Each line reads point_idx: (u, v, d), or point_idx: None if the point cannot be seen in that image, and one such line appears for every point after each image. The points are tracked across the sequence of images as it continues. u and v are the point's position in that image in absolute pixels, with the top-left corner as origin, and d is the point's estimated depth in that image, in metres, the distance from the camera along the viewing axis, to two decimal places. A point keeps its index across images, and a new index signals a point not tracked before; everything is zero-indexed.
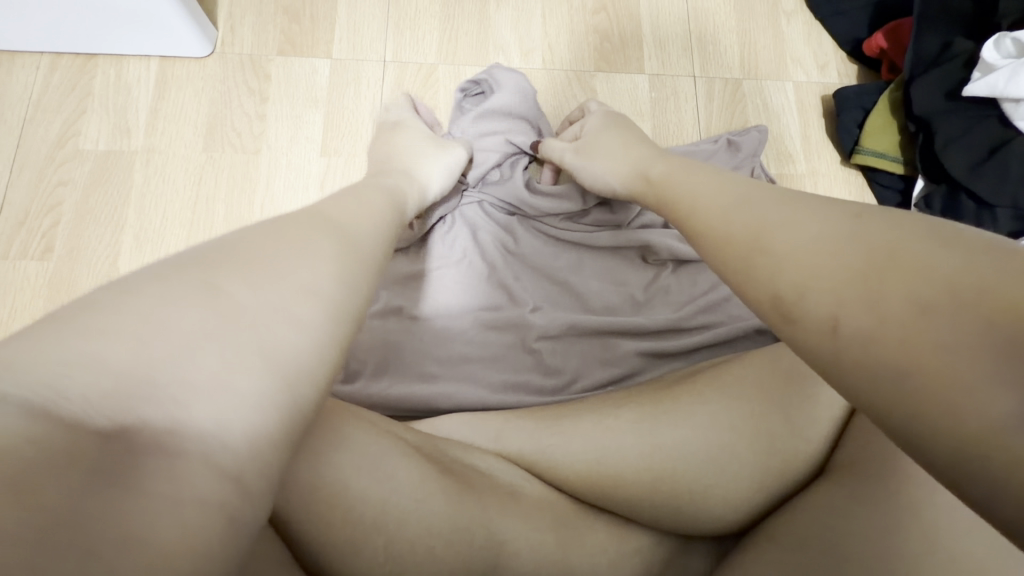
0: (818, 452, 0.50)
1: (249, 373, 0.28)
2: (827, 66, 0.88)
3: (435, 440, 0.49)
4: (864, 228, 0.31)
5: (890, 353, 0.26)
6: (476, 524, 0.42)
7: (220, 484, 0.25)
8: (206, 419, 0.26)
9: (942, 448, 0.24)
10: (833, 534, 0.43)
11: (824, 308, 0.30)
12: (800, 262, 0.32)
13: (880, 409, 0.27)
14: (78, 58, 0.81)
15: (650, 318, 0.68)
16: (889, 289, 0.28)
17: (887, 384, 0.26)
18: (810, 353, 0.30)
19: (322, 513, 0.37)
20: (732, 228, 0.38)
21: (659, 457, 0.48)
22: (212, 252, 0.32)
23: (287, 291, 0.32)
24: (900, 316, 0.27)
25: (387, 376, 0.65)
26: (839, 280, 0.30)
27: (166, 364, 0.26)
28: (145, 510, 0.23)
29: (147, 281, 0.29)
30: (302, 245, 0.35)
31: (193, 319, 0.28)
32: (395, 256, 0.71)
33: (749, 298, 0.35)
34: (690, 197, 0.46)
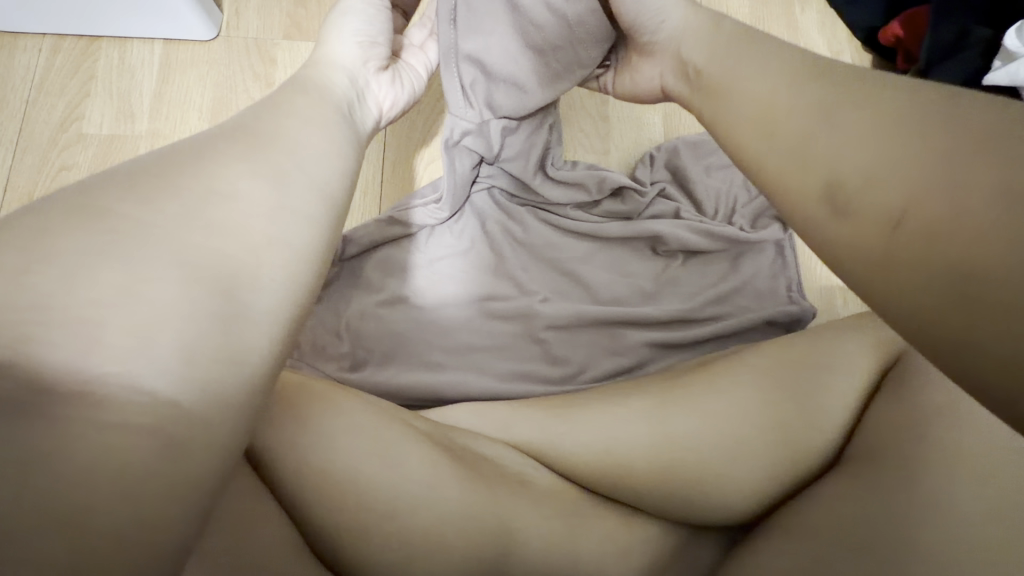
0: (832, 443, 0.49)
1: (162, 284, 0.29)
2: (841, 55, 0.87)
3: (446, 429, 0.48)
4: (933, 117, 0.29)
5: (952, 247, 0.26)
6: (487, 511, 0.42)
7: (152, 403, 0.26)
8: (120, 332, 0.27)
9: (998, 353, 0.24)
10: (847, 524, 0.43)
11: (889, 200, 0.29)
12: (858, 153, 0.31)
13: (931, 307, 0.27)
14: (81, 40, 0.79)
15: (660, 308, 0.68)
16: (965, 182, 0.26)
17: (944, 283, 0.26)
18: (855, 252, 0.30)
19: (330, 497, 0.37)
20: (783, 113, 0.37)
21: (669, 446, 0.48)
22: (112, 178, 0.32)
23: (198, 202, 0.32)
24: (971, 211, 0.26)
25: (394, 364, 0.65)
26: (907, 173, 0.29)
27: (69, 293, 0.27)
28: (65, 434, 0.24)
29: (54, 219, 0.29)
30: (206, 153, 0.35)
31: (88, 246, 0.28)
32: (400, 241, 0.71)
33: (789, 203, 0.35)
34: (745, 76, 0.43)
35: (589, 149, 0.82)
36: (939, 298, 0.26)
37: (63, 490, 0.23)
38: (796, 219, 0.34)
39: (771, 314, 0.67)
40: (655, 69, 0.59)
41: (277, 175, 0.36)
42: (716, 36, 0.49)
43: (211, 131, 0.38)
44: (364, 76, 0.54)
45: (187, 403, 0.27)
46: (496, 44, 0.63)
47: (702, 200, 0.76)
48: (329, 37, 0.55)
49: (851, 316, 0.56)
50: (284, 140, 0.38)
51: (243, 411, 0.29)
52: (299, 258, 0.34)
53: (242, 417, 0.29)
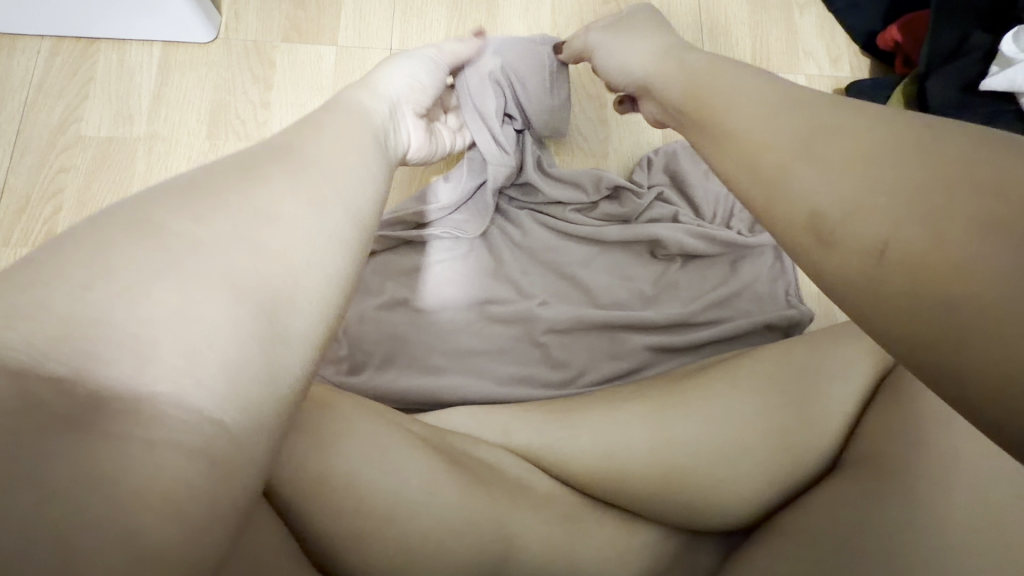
0: (831, 448, 0.49)
1: (212, 303, 0.28)
2: (840, 59, 0.87)
3: (445, 433, 0.48)
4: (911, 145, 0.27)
5: (940, 276, 0.24)
6: (486, 517, 0.42)
7: (203, 425, 0.26)
8: (172, 354, 0.26)
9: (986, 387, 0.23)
10: (847, 531, 0.43)
11: (873, 228, 0.27)
12: (840, 178, 0.29)
13: (920, 337, 0.25)
14: (80, 42, 0.79)
15: (660, 312, 0.68)
16: (952, 208, 0.25)
17: (931, 314, 0.25)
18: (842, 282, 0.28)
19: (328, 504, 0.37)
20: (755, 138, 0.34)
21: (671, 451, 0.48)
22: (160, 191, 0.31)
23: (250, 222, 0.31)
24: (958, 237, 0.24)
25: (393, 368, 0.65)
26: (890, 197, 0.27)
27: (122, 311, 0.26)
28: (121, 455, 0.24)
29: (98, 231, 0.28)
30: (250, 169, 0.34)
31: (139, 260, 0.28)
32: (400, 245, 0.71)
33: (773, 225, 0.32)
34: (720, 98, 0.39)
35: (589, 153, 0.82)
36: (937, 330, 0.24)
37: (114, 513, 0.23)
38: (780, 242, 0.31)
39: (770, 318, 0.67)
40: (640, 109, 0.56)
41: (319, 197, 0.35)
42: (685, 68, 0.47)
43: (251, 149, 0.37)
44: (402, 111, 0.55)
45: (232, 425, 0.27)
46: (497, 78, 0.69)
47: (700, 203, 0.76)
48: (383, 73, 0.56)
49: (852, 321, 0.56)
50: (298, 151, 0.37)
51: (275, 429, 0.29)
52: (334, 282, 0.33)
53: (275, 437, 0.29)
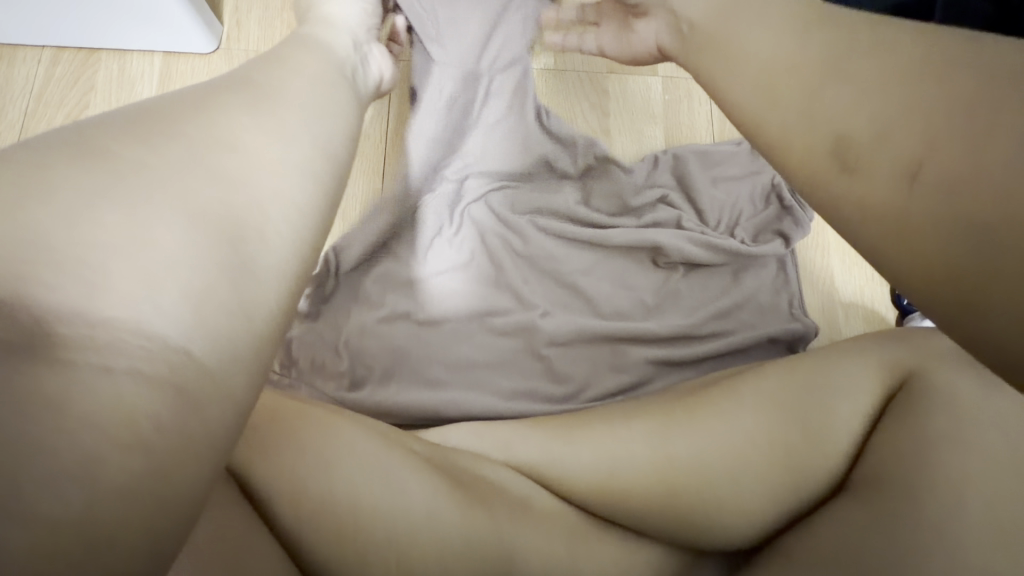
0: (837, 468, 0.48)
1: (168, 230, 0.29)
2: None
3: (445, 450, 0.48)
4: (944, 72, 0.29)
5: (961, 205, 0.27)
6: (488, 537, 0.42)
7: (164, 347, 0.27)
8: (129, 275, 0.27)
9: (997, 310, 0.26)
10: (854, 551, 0.42)
11: (901, 159, 0.30)
12: (872, 111, 0.31)
13: (938, 264, 0.28)
14: (81, 51, 0.79)
15: (660, 324, 0.67)
16: (978, 140, 0.27)
17: (950, 243, 0.28)
18: (860, 213, 0.31)
19: (328, 526, 0.36)
20: (781, 67, 0.36)
21: (674, 470, 0.47)
22: (114, 125, 0.32)
23: (204, 149, 0.32)
24: (981, 169, 0.27)
25: (394, 383, 0.64)
26: (919, 129, 0.29)
27: (73, 233, 0.27)
28: (77, 380, 0.24)
29: (45, 164, 0.28)
30: (206, 108, 0.35)
31: (92, 183, 0.28)
32: (400, 255, 0.70)
33: (791, 159, 0.34)
34: (743, 28, 0.40)
35: None
36: (945, 262, 0.28)
37: (75, 434, 0.24)
38: (800, 174, 0.34)
39: (773, 332, 0.67)
40: (649, 28, 0.53)
41: (282, 135, 0.36)
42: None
43: (207, 91, 0.37)
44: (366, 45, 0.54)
45: (198, 350, 0.27)
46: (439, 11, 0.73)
47: (705, 209, 0.75)
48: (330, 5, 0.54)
49: (861, 337, 0.55)
50: (261, 86, 0.38)
51: None
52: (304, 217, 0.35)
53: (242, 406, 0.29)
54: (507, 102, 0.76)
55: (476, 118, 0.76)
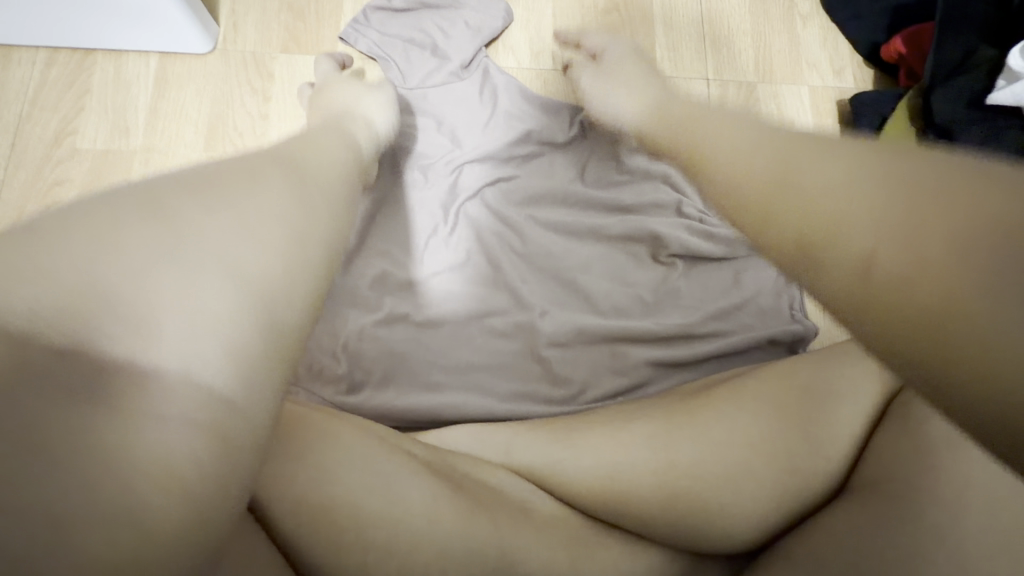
0: (838, 471, 0.48)
1: (212, 288, 0.31)
2: (843, 71, 0.86)
3: (446, 455, 0.47)
4: (913, 166, 0.27)
5: (939, 299, 0.23)
6: (489, 544, 0.41)
7: (208, 398, 0.29)
8: (181, 331, 0.29)
9: (990, 417, 0.22)
10: (853, 554, 0.42)
11: (871, 245, 0.26)
12: (838, 192, 0.28)
13: (925, 362, 0.23)
14: (75, 53, 0.78)
15: (659, 323, 0.67)
16: (956, 232, 0.24)
17: (932, 338, 0.23)
18: (835, 296, 0.27)
19: (328, 532, 0.36)
20: (751, 157, 0.35)
21: (674, 472, 0.47)
22: (169, 182, 0.34)
23: (245, 210, 0.34)
24: (958, 261, 0.23)
25: (393, 386, 0.64)
26: (888, 215, 0.26)
27: (129, 286, 0.29)
28: (134, 426, 0.27)
29: (104, 214, 0.31)
30: (257, 176, 0.37)
31: (147, 238, 0.30)
32: (399, 259, 0.70)
33: (762, 240, 0.32)
34: (716, 132, 0.42)
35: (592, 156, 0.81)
36: (934, 352, 0.23)
37: (133, 474, 0.26)
38: (773, 256, 0.31)
39: (774, 333, 0.67)
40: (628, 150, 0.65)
41: (313, 206, 0.39)
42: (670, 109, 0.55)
43: (260, 159, 0.40)
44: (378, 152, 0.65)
45: (237, 400, 0.30)
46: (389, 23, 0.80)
47: None
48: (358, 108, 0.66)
49: None
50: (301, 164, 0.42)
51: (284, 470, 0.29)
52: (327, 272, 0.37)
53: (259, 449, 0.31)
54: (507, 103, 0.77)
55: (476, 117, 0.76)
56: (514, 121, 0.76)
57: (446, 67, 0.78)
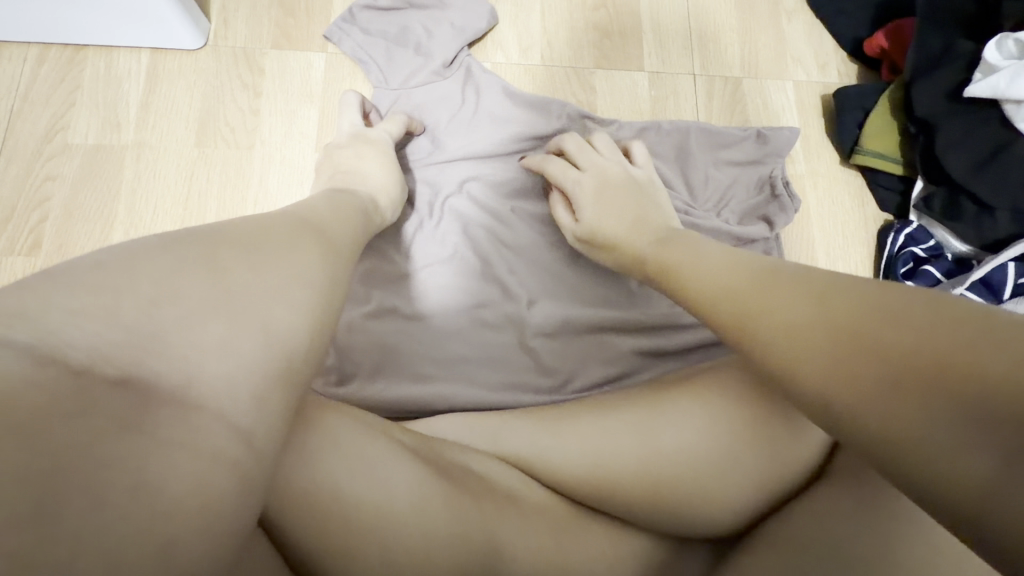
0: (816, 454, 0.49)
1: (250, 342, 0.31)
2: (827, 65, 0.87)
3: (433, 442, 0.48)
4: (828, 304, 0.36)
5: (876, 417, 0.31)
6: (474, 526, 0.42)
7: (236, 439, 0.29)
8: (220, 376, 0.30)
9: (943, 501, 0.28)
10: (831, 536, 0.43)
11: (818, 376, 0.34)
12: (786, 326, 0.37)
13: (884, 463, 0.31)
14: (67, 49, 0.79)
15: (643, 313, 0.68)
16: (867, 364, 0.32)
17: (882, 447, 0.31)
18: (811, 411, 0.35)
19: (315, 517, 0.37)
20: (721, 286, 0.45)
21: (656, 458, 0.48)
22: (214, 231, 0.35)
23: (286, 272, 0.35)
24: (876, 387, 0.31)
25: (382, 378, 0.65)
26: (821, 346, 0.34)
27: (174, 327, 0.29)
28: (167, 463, 0.27)
29: (148, 254, 0.31)
30: (299, 243, 0.38)
31: (197, 287, 0.31)
32: (388, 254, 0.70)
33: (748, 359, 0.40)
34: (689, 252, 0.52)
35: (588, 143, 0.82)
36: (887, 454, 0.30)
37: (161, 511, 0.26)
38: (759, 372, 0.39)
39: None
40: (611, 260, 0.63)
41: (334, 264, 0.40)
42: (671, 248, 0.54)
43: (298, 225, 0.42)
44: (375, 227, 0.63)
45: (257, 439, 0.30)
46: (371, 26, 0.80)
47: (696, 186, 0.77)
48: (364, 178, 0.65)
49: None
50: (329, 237, 0.44)
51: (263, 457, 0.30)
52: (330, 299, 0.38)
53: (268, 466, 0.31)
54: (488, 103, 0.77)
55: (458, 118, 0.77)
56: (501, 116, 0.77)
57: (429, 66, 0.78)
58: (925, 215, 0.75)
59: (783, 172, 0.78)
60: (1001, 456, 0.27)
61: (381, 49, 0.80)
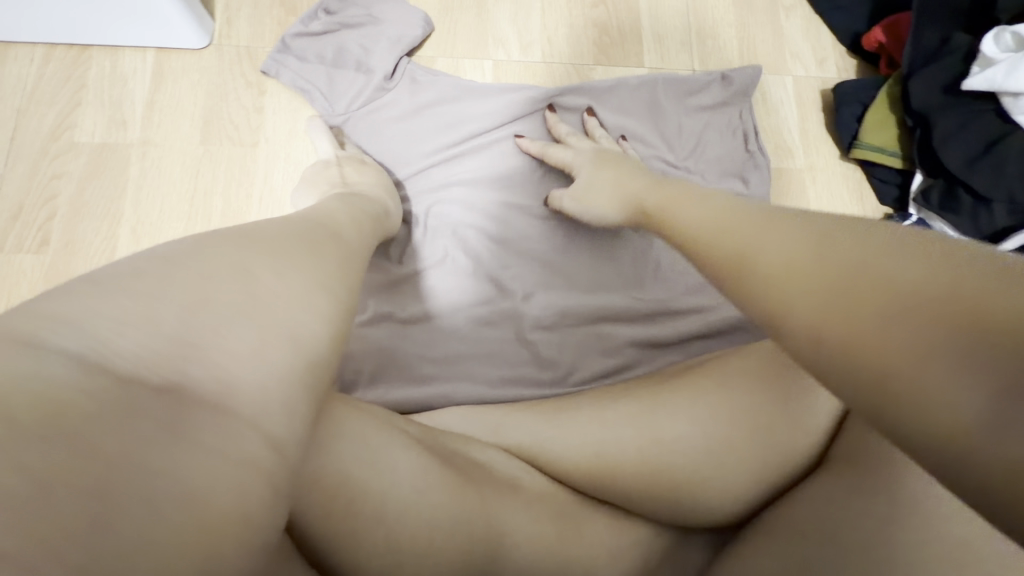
0: (815, 444, 0.50)
1: (290, 351, 0.31)
2: (826, 61, 0.88)
3: (436, 433, 0.48)
4: (827, 238, 0.32)
5: (868, 356, 0.26)
6: (479, 516, 0.42)
7: (272, 446, 0.28)
8: (262, 385, 0.29)
9: (936, 454, 0.23)
10: (833, 526, 0.43)
11: (808, 313, 0.29)
12: (779, 261, 0.33)
13: (872, 408, 0.26)
14: (73, 49, 0.80)
15: (636, 301, 0.70)
16: (865, 295, 0.28)
17: (873, 389, 0.26)
18: (798, 353, 0.30)
19: (324, 507, 0.37)
20: (712, 233, 0.41)
21: (659, 449, 0.48)
22: (251, 241, 0.35)
23: (316, 282, 0.35)
24: (871, 321, 0.27)
25: (384, 381, 0.65)
26: (813, 279, 0.30)
27: (219, 337, 0.29)
28: (213, 475, 0.25)
29: (193, 264, 0.31)
30: (315, 249, 0.39)
31: (239, 296, 0.31)
32: (390, 262, 0.71)
33: (737, 298, 0.35)
34: (683, 207, 0.49)
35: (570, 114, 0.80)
36: (878, 400, 0.25)
37: (204, 525, 0.24)
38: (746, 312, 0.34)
39: None
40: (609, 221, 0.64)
41: (338, 257, 0.41)
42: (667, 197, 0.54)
43: (310, 226, 0.43)
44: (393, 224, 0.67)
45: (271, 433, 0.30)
46: (301, 54, 0.80)
47: (670, 138, 0.79)
48: (372, 185, 0.68)
49: None
50: (334, 231, 0.45)
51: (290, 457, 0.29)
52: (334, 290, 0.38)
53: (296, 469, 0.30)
54: (462, 104, 0.77)
55: (435, 121, 0.77)
56: (488, 108, 0.77)
57: (371, 82, 0.79)
58: (925, 208, 0.76)
59: (753, 120, 0.81)
60: (1008, 400, 0.22)
61: (321, 74, 0.79)
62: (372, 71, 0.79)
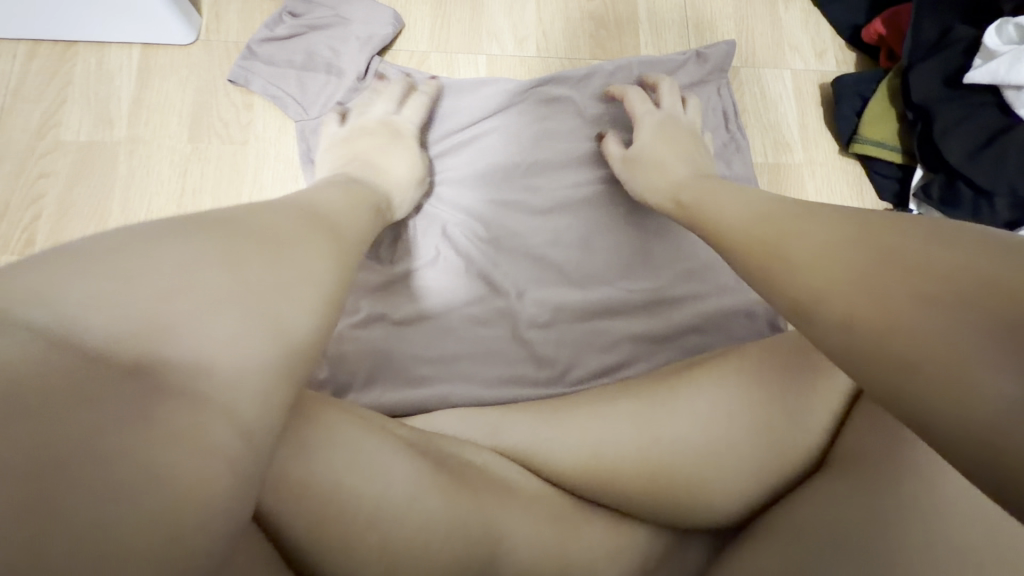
0: (816, 444, 0.49)
1: (263, 336, 0.32)
2: (825, 54, 0.86)
3: (431, 437, 0.48)
4: (861, 231, 0.35)
5: (902, 346, 0.30)
6: (475, 520, 0.42)
7: (239, 432, 0.29)
8: (231, 368, 0.30)
9: (961, 436, 0.27)
10: (833, 528, 0.43)
11: (841, 308, 0.33)
12: (811, 261, 0.36)
13: (898, 394, 0.30)
14: (57, 45, 0.78)
15: (631, 293, 0.69)
16: (897, 286, 0.31)
17: (905, 378, 0.29)
18: (835, 350, 0.33)
19: (313, 512, 0.37)
20: (749, 227, 0.44)
21: (656, 449, 0.48)
22: (232, 222, 0.36)
23: (294, 268, 0.35)
24: (904, 310, 0.30)
25: (379, 385, 0.64)
26: (849, 275, 0.33)
27: (189, 319, 0.30)
28: (172, 451, 0.27)
29: (168, 243, 0.32)
30: (304, 238, 0.39)
31: (213, 277, 0.32)
32: (382, 259, 0.70)
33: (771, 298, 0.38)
34: (722, 199, 0.52)
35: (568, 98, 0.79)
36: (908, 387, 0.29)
37: (160, 501, 0.26)
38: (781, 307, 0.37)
39: (748, 298, 0.69)
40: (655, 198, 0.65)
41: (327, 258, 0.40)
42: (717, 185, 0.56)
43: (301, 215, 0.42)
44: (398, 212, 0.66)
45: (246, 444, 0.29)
46: (271, 58, 0.78)
47: None
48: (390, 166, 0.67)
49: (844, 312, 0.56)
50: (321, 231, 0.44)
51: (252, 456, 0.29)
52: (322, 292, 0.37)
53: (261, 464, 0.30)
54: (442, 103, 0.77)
55: None
56: (471, 103, 0.76)
57: (344, 83, 0.77)
58: (925, 203, 0.75)
59: (730, 99, 0.81)
60: None
61: (292, 78, 0.77)
62: (345, 73, 0.77)
